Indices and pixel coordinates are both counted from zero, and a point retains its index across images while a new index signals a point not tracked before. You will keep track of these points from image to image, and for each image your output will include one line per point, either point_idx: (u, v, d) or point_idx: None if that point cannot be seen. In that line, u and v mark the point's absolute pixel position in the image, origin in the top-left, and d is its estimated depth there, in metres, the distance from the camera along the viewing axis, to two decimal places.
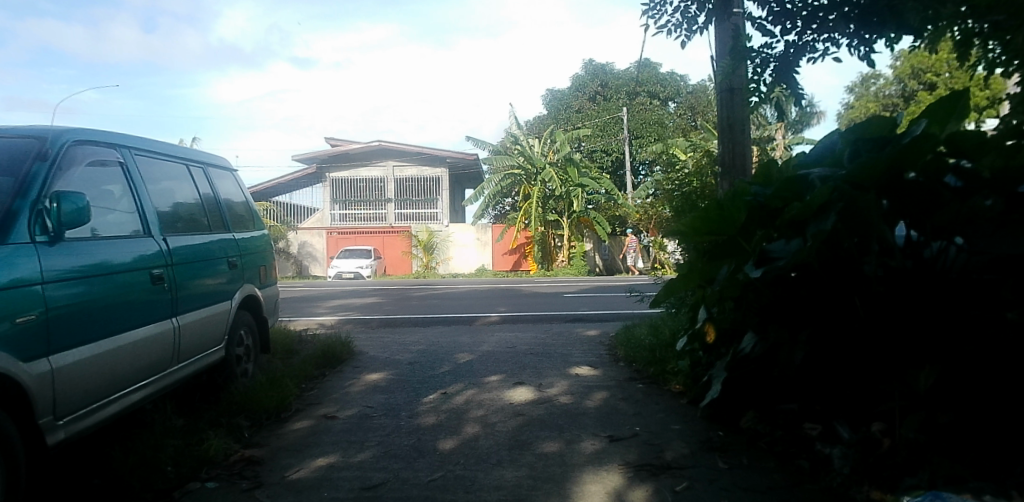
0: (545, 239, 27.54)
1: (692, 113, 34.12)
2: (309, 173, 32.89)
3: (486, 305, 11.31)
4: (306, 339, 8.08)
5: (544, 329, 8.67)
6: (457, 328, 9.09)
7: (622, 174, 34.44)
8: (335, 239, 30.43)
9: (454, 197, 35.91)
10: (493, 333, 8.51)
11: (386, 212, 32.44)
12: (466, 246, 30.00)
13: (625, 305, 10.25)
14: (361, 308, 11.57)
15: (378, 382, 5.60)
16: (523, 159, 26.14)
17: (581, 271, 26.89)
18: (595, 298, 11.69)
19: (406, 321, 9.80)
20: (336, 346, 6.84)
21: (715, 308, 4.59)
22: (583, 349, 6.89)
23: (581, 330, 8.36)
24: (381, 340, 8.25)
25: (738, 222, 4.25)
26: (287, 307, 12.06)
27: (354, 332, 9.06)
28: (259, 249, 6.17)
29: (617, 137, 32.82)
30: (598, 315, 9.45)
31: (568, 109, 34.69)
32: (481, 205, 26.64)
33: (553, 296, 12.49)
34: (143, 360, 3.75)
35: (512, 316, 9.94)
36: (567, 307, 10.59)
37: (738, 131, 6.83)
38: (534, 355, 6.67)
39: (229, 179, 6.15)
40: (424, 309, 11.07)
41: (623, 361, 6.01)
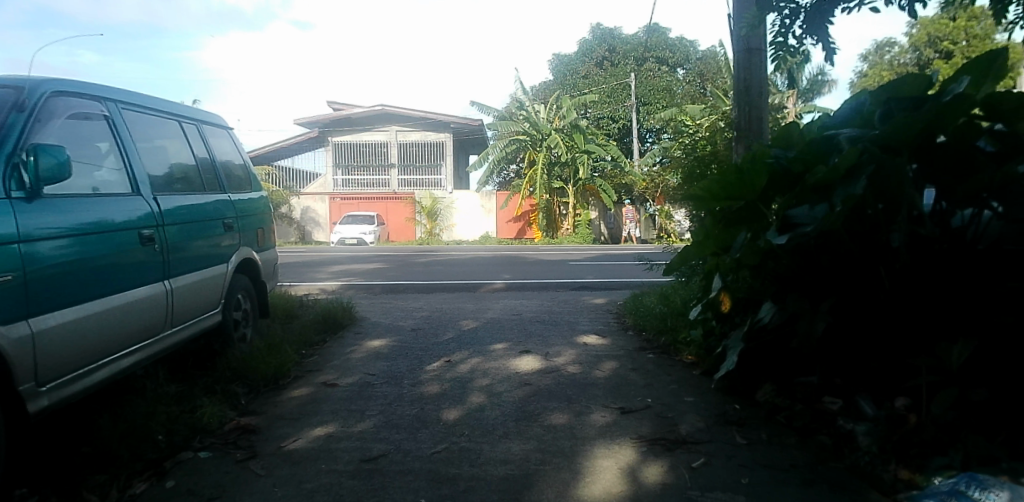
0: (550, 207, 27.19)
1: (701, 80, 33.35)
2: (311, 138, 32.43)
3: (490, 273, 11.11)
4: (307, 304, 7.93)
5: (550, 297, 8.50)
6: (460, 295, 8.92)
7: (628, 142, 33.88)
8: (338, 205, 30.14)
9: (458, 163, 35.47)
10: (499, 300, 8.34)
11: (390, 178, 32.07)
12: (470, 213, 29.73)
13: (633, 273, 10.05)
14: (363, 274, 11.40)
15: (380, 349, 5.44)
16: (528, 125, 25.65)
17: (586, 239, 26.44)
18: (602, 265, 11.48)
19: (409, 287, 9.63)
20: (337, 312, 6.69)
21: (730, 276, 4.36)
22: (590, 318, 6.71)
23: (588, 298, 8.17)
24: (384, 306, 8.09)
25: (757, 187, 3.99)
26: (288, 273, 11.92)
27: (357, 298, 8.91)
28: (257, 211, 5.95)
29: (624, 104, 32.18)
30: (605, 283, 9.26)
31: (575, 75, 33.92)
32: (485, 171, 26.28)
33: (558, 264, 12.29)
34: (133, 324, 3.58)
35: (517, 283, 9.76)
36: (573, 275, 10.40)
37: (755, 94, 6.46)
38: (540, 323, 6.51)
39: (225, 138, 5.89)
40: (427, 276, 10.90)
41: (632, 330, 5.84)
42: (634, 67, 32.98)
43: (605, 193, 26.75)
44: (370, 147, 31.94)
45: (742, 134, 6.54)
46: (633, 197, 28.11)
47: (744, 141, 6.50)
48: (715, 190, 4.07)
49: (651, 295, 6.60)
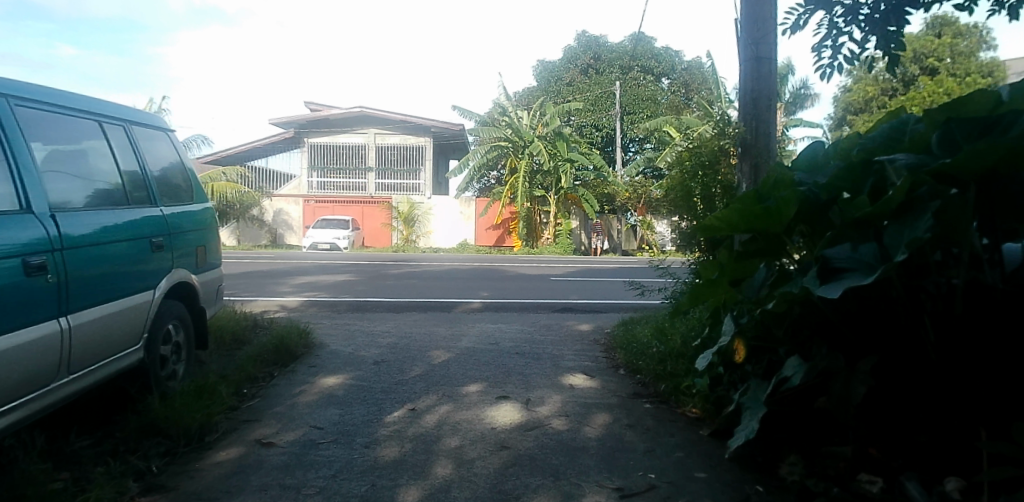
0: (530, 216, 26.49)
1: (685, 91, 33.17)
2: (286, 138, 31.37)
3: (467, 289, 10.39)
4: (261, 329, 7.11)
5: (531, 321, 7.79)
6: (432, 316, 8.16)
7: (611, 151, 33.46)
8: (312, 208, 29.05)
9: (438, 168, 34.70)
10: (475, 324, 7.60)
11: (366, 182, 31.16)
12: (449, 220, 28.98)
13: (620, 294, 9.40)
14: (330, 288, 10.60)
15: (334, 390, 4.67)
16: (511, 131, 24.99)
17: (567, 250, 25.75)
18: (586, 283, 10.84)
19: (378, 305, 8.85)
20: (289, 341, 5.89)
21: (744, 319, 3.78)
22: (575, 350, 6.02)
23: (572, 324, 7.49)
24: (347, 329, 7.31)
25: (786, 220, 3.41)
26: (248, 284, 11.03)
27: (319, 319, 8.10)
28: (197, 225, 5.13)
29: (608, 113, 31.82)
30: (590, 305, 8.61)
31: (559, 82, 33.42)
32: (466, 176, 25.51)
33: (540, 281, 11.61)
34: (11, 378, 2.77)
35: (496, 303, 9.05)
36: (556, 294, 9.71)
37: (763, 107, 5.94)
38: (520, 355, 5.80)
39: (159, 140, 5.04)
40: (399, 291, 10.12)
41: (624, 369, 5.22)
42: (619, 75, 32.62)
43: (588, 203, 26.17)
44: (347, 149, 31.03)
45: (746, 151, 5.97)
46: (614, 207, 27.71)
47: (751, 158, 5.93)
48: (736, 221, 3.47)
49: (645, 326, 6.01)
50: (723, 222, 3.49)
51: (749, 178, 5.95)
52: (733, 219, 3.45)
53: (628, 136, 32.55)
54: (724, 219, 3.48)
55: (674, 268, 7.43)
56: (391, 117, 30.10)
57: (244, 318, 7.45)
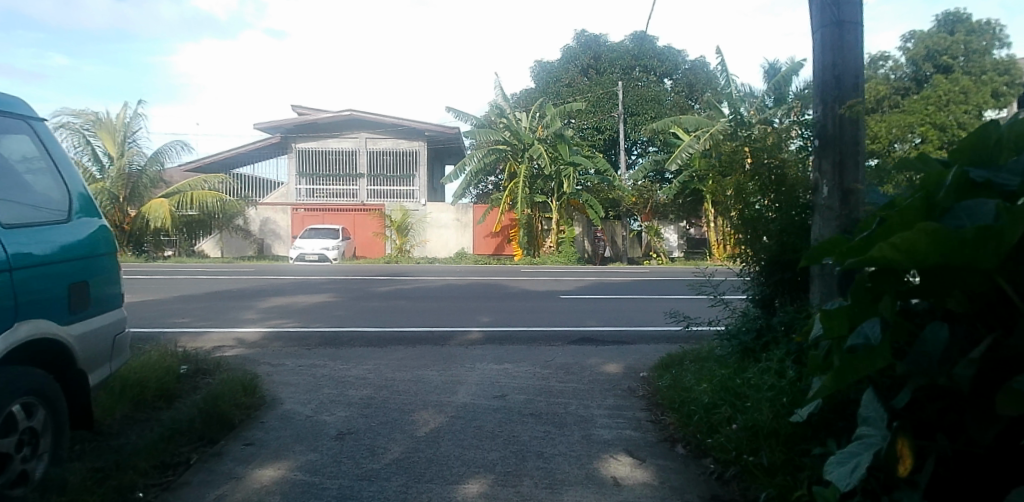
0: (530, 223, 24.93)
1: (690, 91, 31.79)
2: (274, 144, 29.92)
3: (466, 312, 8.91)
4: (202, 381, 5.66)
5: (543, 359, 6.29)
6: (420, 353, 6.65)
7: (614, 154, 32.08)
8: (302, 217, 27.46)
9: (433, 174, 33.30)
10: (474, 365, 6.11)
11: (358, 189, 29.61)
12: (444, 227, 27.52)
13: (647, 322, 7.91)
14: (306, 312, 9.16)
15: (267, 494, 3.19)
16: (509, 134, 23.61)
17: (570, 259, 24.23)
18: (604, 305, 9.36)
19: (356, 338, 7.37)
20: (220, 408, 4.38)
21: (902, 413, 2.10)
22: (607, 407, 4.57)
23: (596, 363, 6.02)
24: (312, 375, 5.80)
25: (1008, 250, 1.71)
26: (210, 310, 9.51)
27: (283, 359, 6.59)
28: (76, 254, 3.56)
29: (611, 115, 30.52)
30: (613, 336, 7.19)
31: (558, 83, 32.01)
32: (462, 183, 23.96)
33: (548, 300, 10.16)
34: None
35: (498, 332, 7.56)
36: (571, 319, 8.24)
37: (850, 85, 4.45)
38: (536, 419, 4.34)
39: (9, 133, 3.47)
40: (385, 316, 8.60)
41: (680, 445, 3.77)
42: (620, 76, 31.30)
43: (592, 208, 24.57)
44: (337, 155, 29.63)
45: (827, 145, 4.49)
46: (619, 213, 26.34)
47: (833, 153, 4.46)
48: (922, 252, 1.76)
49: (691, 378, 4.46)
50: (899, 251, 1.78)
51: (833, 179, 4.45)
52: (919, 249, 1.74)
53: (631, 139, 31.27)
54: (900, 247, 1.76)
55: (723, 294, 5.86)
56: (383, 121, 28.64)
57: (177, 366, 5.94)
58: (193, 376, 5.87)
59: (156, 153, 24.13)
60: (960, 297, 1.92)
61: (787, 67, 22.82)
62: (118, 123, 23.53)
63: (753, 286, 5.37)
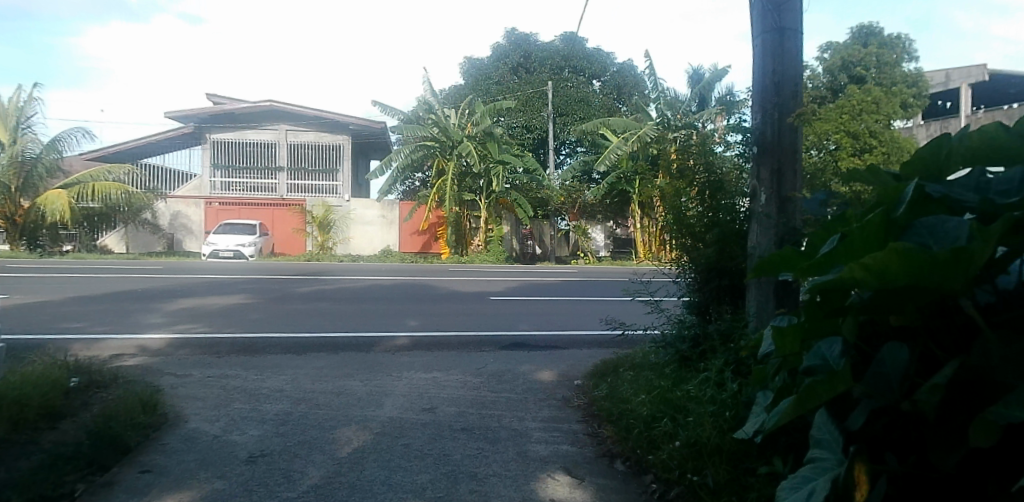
0: (459, 221, 24.56)
1: (617, 93, 32.40)
2: (184, 134, 27.86)
3: (393, 315, 8.50)
4: (96, 395, 4.99)
5: (474, 367, 6.03)
6: (344, 361, 6.20)
7: (542, 153, 32.25)
8: (216, 211, 25.86)
9: (358, 169, 32.19)
10: (402, 374, 5.75)
11: (277, 183, 28.09)
12: (369, 225, 26.67)
13: (579, 326, 7.83)
14: (217, 313, 8.43)
15: None
16: (437, 130, 22.99)
17: (499, 258, 24.01)
18: (535, 308, 9.19)
19: (273, 343, 6.81)
20: (113, 427, 3.80)
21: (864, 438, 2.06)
22: (542, 420, 4.39)
23: (530, 370, 5.85)
24: (222, 387, 5.26)
25: (972, 271, 1.73)
26: (103, 307, 8.52)
27: (188, 367, 5.95)
28: None
29: (540, 114, 30.61)
30: (543, 340, 7.15)
31: (488, 80, 31.79)
32: (388, 179, 23.24)
33: (479, 302, 9.91)
34: None
35: (427, 337, 7.23)
36: (503, 323, 8.04)
37: (789, 92, 4.62)
38: (470, 434, 4.09)
39: None
40: (304, 320, 8.03)
41: (618, 460, 3.67)
42: (549, 76, 31.49)
43: (521, 208, 24.55)
44: (254, 148, 28.00)
45: (767, 151, 4.66)
46: (547, 212, 26.41)
47: (771, 160, 4.66)
48: (893, 273, 1.75)
49: (631, 387, 4.44)
50: (869, 274, 1.78)
51: (771, 187, 4.66)
52: (890, 270, 1.73)
53: (560, 139, 31.54)
54: (870, 269, 1.76)
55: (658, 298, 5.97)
56: (305, 112, 27.34)
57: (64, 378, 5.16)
58: (84, 389, 5.12)
59: (53, 140, 21.77)
60: (922, 315, 1.92)
61: (710, 74, 23.59)
62: (9, 108, 21.39)
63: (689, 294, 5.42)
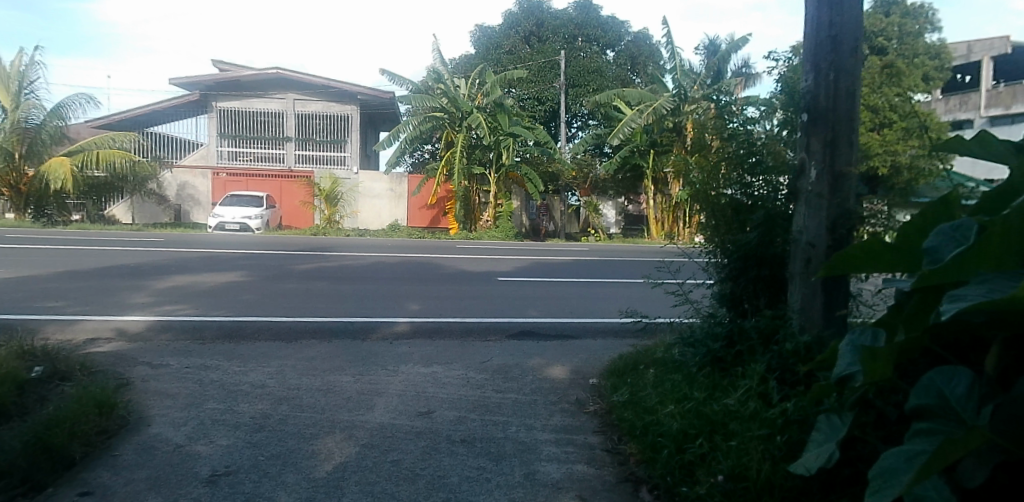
0: (468, 195, 23.88)
1: (631, 64, 31.32)
2: (190, 101, 27.17)
3: (396, 298, 7.95)
4: (63, 378, 4.42)
5: (478, 361, 5.48)
6: (336, 351, 5.66)
7: (554, 126, 31.36)
8: (223, 182, 25.09)
9: (366, 140, 31.51)
10: (398, 367, 5.19)
11: (284, 154, 27.47)
12: (377, 198, 26.08)
13: (593, 314, 7.26)
14: (209, 289, 7.88)
15: None
16: (446, 101, 22.31)
17: (509, 234, 23.17)
18: (545, 292, 8.60)
19: (263, 327, 6.26)
20: (59, 432, 3.25)
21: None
22: (554, 430, 3.84)
23: (540, 367, 5.28)
24: (199, 377, 4.72)
25: None
26: (87, 278, 7.97)
27: (169, 350, 5.40)
28: None
29: (552, 86, 29.69)
30: (555, 332, 6.56)
31: (499, 50, 30.78)
32: (396, 150, 22.55)
33: (486, 283, 9.33)
34: None
35: (429, 323, 6.69)
36: (511, 309, 7.47)
37: (847, 49, 3.91)
38: (470, 448, 3.55)
39: None
40: (299, 301, 7.48)
41: (644, 489, 3.12)
42: (562, 45, 30.44)
43: (530, 182, 23.68)
44: (261, 117, 27.33)
45: (817, 119, 3.97)
46: (557, 187, 25.66)
47: (824, 129, 3.95)
48: None
49: (653, 396, 3.85)
50: None
51: (823, 160, 3.96)
52: None
53: (572, 111, 30.64)
54: None
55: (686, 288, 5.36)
56: (312, 81, 26.57)
57: (22, 368, 4.39)
58: (46, 381, 4.34)
59: (56, 107, 21.14)
60: None
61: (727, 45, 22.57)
62: (10, 71, 20.63)
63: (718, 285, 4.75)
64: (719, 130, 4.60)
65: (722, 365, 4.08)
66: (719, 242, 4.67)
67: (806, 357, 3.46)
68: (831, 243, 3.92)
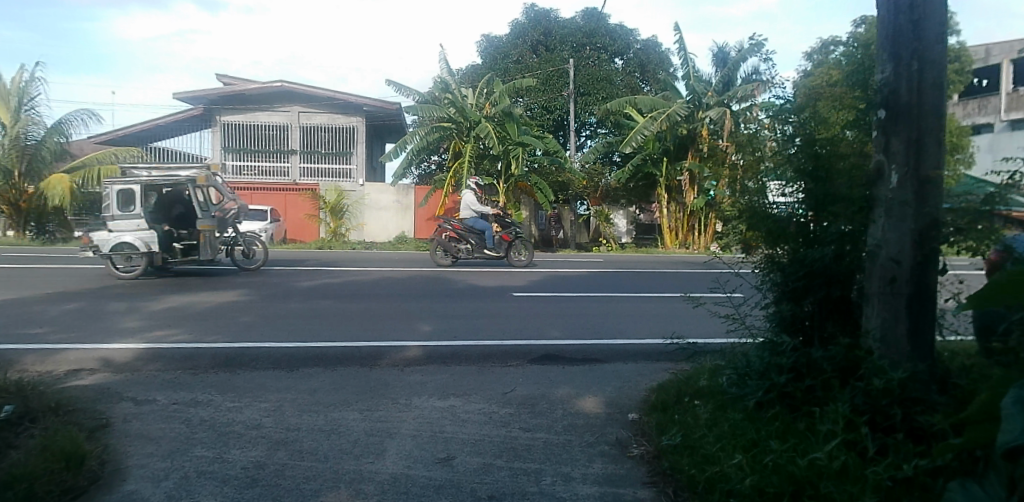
0: (477, 206, 23.38)
1: (641, 72, 30.87)
2: (195, 115, 26.85)
3: (406, 318, 7.40)
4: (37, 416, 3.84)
5: (499, 391, 4.92)
6: (342, 379, 5.11)
7: (563, 136, 30.91)
8: None
9: (372, 152, 31.15)
10: (411, 401, 4.63)
11: (289, 167, 27.11)
12: (383, 210, 25.62)
13: (620, 336, 6.68)
14: (205, 310, 7.34)
15: None
16: (454, 110, 21.94)
17: (518, 246, 22.45)
18: (566, 309, 8.03)
19: (262, 353, 5.70)
20: None
21: None
22: (598, 482, 3.26)
23: (570, 402, 4.70)
24: (188, 414, 4.17)
25: None
26: (77, 300, 7.48)
27: (157, 381, 4.86)
28: None
29: (561, 95, 29.27)
30: (582, 356, 6.00)
31: (506, 59, 30.39)
32: (403, 161, 22.08)
33: (501, 300, 8.76)
34: None
35: (443, 347, 6.15)
36: (532, 330, 6.90)
37: (932, 35, 3.38)
38: None
39: None
40: (303, 323, 6.94)
41: None
42: (570, 53, 30.03)
43: (541, 192, 23.13)
44: (266, 130, 26.98)
45: (897, 116, 3.43)
46: (567, 197, 25.25)
47: (907, 127, 3.40)
48: None
49: (714, 443, 3.32)
50: None
51: (905, 163, 3.41)
52: None
53: (582, 120, 30.18)
54: None
55: (739, 310, 4.87)
56: (318, 93, 26.25)
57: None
58: (13, 424, 3.66)
59: (58, 123, 20.87)
60: None
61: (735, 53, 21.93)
62: (11, 87, 20.39)
63: (770, 307, 4.25)
64: (778, 131, 4.09)
65: (790, 403, 3.61)
66: (773, 257, 4.16)
67: (897, 397, 3.02)
68: (919, 261, 3.39)
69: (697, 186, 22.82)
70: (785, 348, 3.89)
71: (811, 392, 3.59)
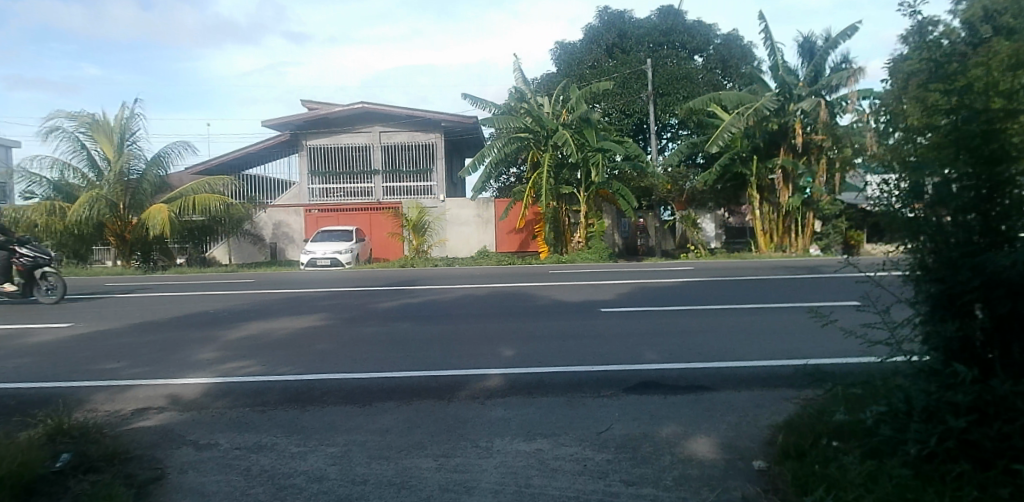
0: (557, 217, 22.74)
1: (724, 67, 29.18)
2: (282, 141, 28.04)
3: (485, 341, 6.85)
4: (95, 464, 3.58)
5: (593, 431, 4.22)
6: (417, 417, 4.59)
7: (643, 139, 29.73)
8: (315, 218, 25.70)
9: (451, 167, 31.37)
10: (491, 444, 4.03)
11: (372, 187, 27.77)
12: (463, 225, 25.55)
13: (731, 359, 5.75)
14: (281, 337, 7.14)
15: None
16: (531, 120, 21.50)
17: (602, 255, 21.38)
18: (661, 326, 7.17)
19: (334, 385, 5.32)
20: None
21: None
22: None
23: (680, 446, 3.92)
24: (249, 463, 3.78)
25: None
26: (162, 330, 7.54)
27: (223, 420, 4.56)
28: None
29: (639, 97, 28.21)
30: (687, 385, 5.16)
31: (581, 65, 29.72)
32: (482, 175, 21.92)
33: (588, 316, 8.03)
34: None
35: (526, 375, 5.52)
36: (624, 352, 6.12)
37: None
38: None
39: None
40: (378, 349, 6.56)
41: None
42: (647, 54, 28.88)
43: (624, 199, 22.12)
44: (349, 152, 27.77)
45: None
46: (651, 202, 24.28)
47: None
48: None
49: None
50: None
51: None
52: None
53: (662, 121, 28.90)
54: None
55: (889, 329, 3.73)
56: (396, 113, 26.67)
57: (45, 457, 3.51)
58: (66, 476, 3.36)
59: (158, 156, 22.19)
60: None
61: (823, 47, 20.06)
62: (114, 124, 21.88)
63: (922, 325, 3.06)
64: (912, 109, 3.04)
65: (976, 454, 2.71)
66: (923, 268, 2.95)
67: None
68: None
69: (792, 184, 21.05)
70: (957, 381, 2.78)
71: (1007, 442, 2.64)
